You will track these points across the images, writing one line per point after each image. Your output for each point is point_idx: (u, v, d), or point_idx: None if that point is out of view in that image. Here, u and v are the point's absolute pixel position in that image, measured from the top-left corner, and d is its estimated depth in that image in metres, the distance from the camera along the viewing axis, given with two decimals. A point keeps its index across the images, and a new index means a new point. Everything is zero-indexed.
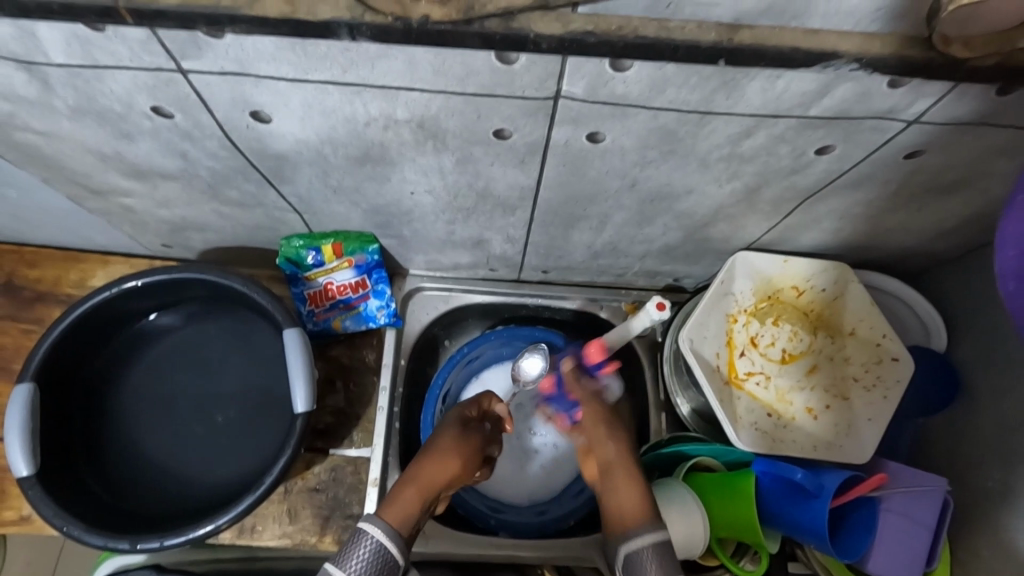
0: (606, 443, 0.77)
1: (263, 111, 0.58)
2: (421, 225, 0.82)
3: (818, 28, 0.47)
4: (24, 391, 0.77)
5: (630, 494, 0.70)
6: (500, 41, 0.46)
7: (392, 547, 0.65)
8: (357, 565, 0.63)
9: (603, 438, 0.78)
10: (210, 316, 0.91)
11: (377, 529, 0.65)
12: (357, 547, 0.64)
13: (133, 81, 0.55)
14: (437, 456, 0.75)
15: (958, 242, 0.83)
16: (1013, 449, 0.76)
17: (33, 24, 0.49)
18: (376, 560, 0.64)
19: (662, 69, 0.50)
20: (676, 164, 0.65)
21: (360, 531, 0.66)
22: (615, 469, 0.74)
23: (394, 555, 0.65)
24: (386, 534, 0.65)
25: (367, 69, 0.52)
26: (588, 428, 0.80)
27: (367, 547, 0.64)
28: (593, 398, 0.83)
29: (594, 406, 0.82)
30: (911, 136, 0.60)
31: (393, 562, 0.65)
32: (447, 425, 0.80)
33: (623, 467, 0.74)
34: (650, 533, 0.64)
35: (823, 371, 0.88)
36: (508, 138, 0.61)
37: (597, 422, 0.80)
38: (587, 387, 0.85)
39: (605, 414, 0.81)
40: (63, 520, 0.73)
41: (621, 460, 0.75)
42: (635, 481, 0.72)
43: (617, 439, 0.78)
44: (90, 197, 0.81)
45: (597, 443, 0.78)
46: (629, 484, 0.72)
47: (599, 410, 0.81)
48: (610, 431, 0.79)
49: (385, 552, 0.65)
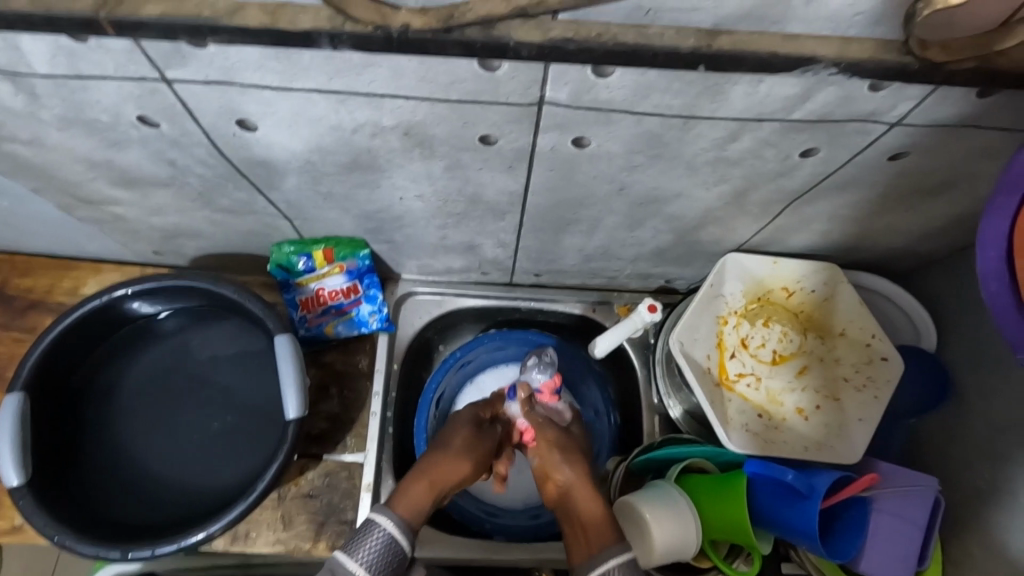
0: (561, 468, 0.79)
1: (250, 119, 0.58)
2: (412, 231, 0.83)
3: (796, 33, 0.47)
4: (15, 400, 0.77)
5: (592, 517, 0.72)
6: (481, 48, 0.46)
7: (401, 540, 0.67)
8: (367, 556, 0.65)
9: (558, 462, 0.80)
10: (202, 322, 0.91)
11: (388, 520, 0.68)
12: (367, 539, 0.67)
13: (119, 91, 0.55)
14: (444, 455, 0.79)
15: (947, 242, 0.83)
16: (1002, 447, 0.76)
17: (16, 36, 0.49)
18: (385, 552, 0.66)
19: (644, 75, 0.51)
20: (663, 168, 0.65)
21: (371, 524, 0.68)
22: (575, 492, 0.76)
23: (403, 548, 0.68)
24: (396, 526, 0.68)
25: (350, 78, 0.52)
26: (542, 453, 0.82)
27: (378, 539, 0.67)
28: (547, 424, 0.84)
29: (548, 432, 0.83)
30: (895, 138, 0.60)
31: (401, 555, 0.68)
32: (455, 424, 0.84)
33: (580, 490, 0.76)
34: (616, 556, 0.66)
35: (814, 372, 0.88)
36: (494, 144, 0.61)
37: (550, 446, 0.82)
38: (537, 417, 0.86)
39: (558, 438, 0.83)
40: (54, 529, 0.73)
41: (578, 482, 0.77)
42: (596, 504, 0.74)
43: (571, 463, 0.80)
44: (80, 206, 0.81)
45: (552, 469, 0.80)
46: (591, 506, 0.74)
47: (552, 435, 0.83)
48: (564, 455, 0.81)
49: (395, 545, 0.67)
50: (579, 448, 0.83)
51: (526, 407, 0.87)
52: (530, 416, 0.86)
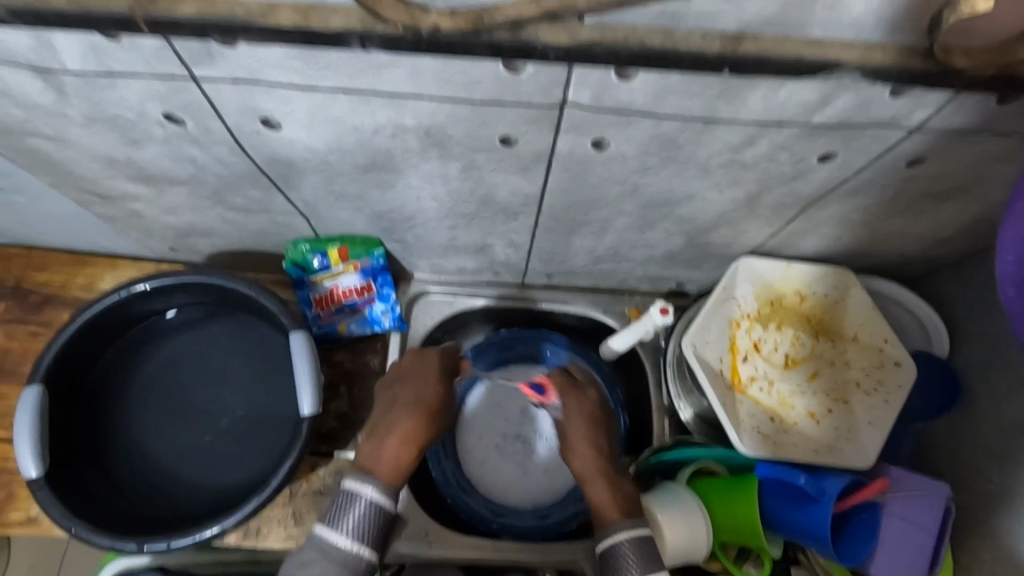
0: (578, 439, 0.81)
1: (272, 117, 0.59)
2: (425, 230, 0.83)
3: (818, 39, 0.47)
4: (34, 392, 0.78)
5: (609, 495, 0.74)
6: (507, 50, 0.47)
7: (385, 503, 0.69)
8: (354, 528, 0.67)
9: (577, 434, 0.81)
10: (215, 319, 0.91)
11: (371, 487, 0.69)
12: (352, 510, 0.68)
13: (145, 89, 0.56)
14: (412, 412, 0.78)
15: (959, 248, 0.83)
16: (1015, 453, 0.76)
17: (48, 34, 0.50)
18: (371, 519, 0.68)
19: (665, 78, 0.51)
20: (679, 171, 0.65)
21: (354, 494, 0.69)
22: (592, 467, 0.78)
23: (388, 510, 0.69)
24: (379, 491, 0.69)
25: (373, 77, 0.53)
26: (567, 420, 0.83)
27: (360, 510, 0.68)
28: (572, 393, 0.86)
29: (573, 402, 0.85)
30: (912, 144, 0.60)
31: (387, 517, 0.69)
32: (421, 376, 0.82)
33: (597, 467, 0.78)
34: (628, 531, 0.69)
35: (825, 376, 0.88)
36: (513, 145, 0.62)
37: (577, 413, 0.83)
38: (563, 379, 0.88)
39: (583, 409, 0.84)
40: (70, 521, 0.74)
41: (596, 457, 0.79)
42: (613, 482, 0.76)
43: (591, 436, 0.81)
44: (99, 202, 0.82)
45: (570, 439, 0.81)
46: (606, 483, 0.76)
47: (579, 406, 0.84)
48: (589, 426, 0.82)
49: (378, 508, 0.69)
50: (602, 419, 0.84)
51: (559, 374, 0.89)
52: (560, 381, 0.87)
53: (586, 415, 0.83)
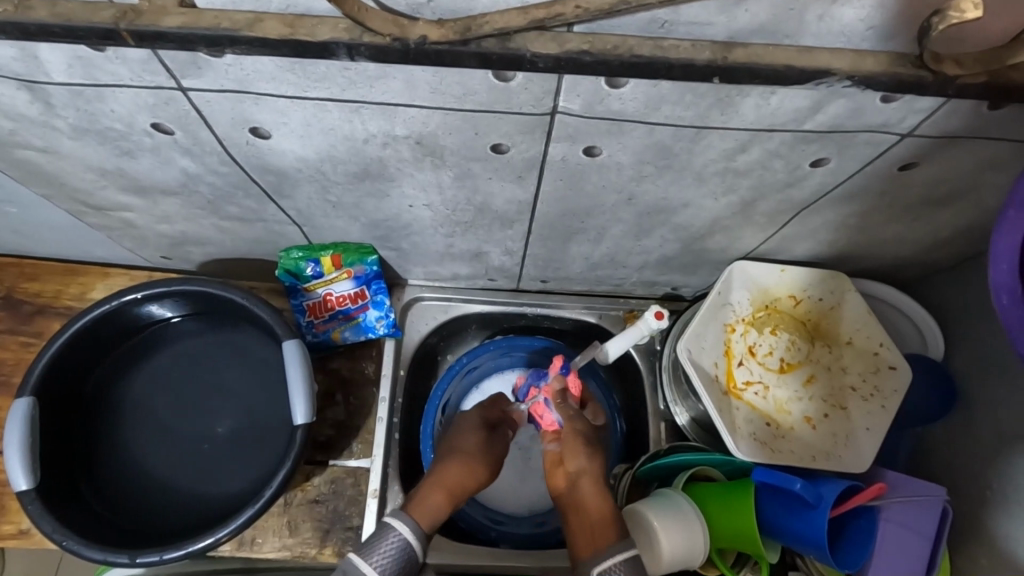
0: (577, 458, 0.80)
1: (263, 127, 0.59)
2: (420, 237, 0.83)
3: (809, 46, 0.47)
4: (24, 404, 0.78)
5: (603, 516, 0.74)
6: (497, 60, 0.46)
7: (415, 544, 0.69)
8: (381, 561, 0.67)
9: (579, 452, 0.80)
10: (208, 328, 0.91)
11: (404, 526, 0.70)
12: (382, 543, 0.69)
13: (134, 100, 0.56)
14: (457, 462, 0.82)
15: (953, 252, 0.83)
16: (1011, 458, 0.76)
17: (35, 46, 0.49)
18: (400, 557, 0.68)
19: (657, 87, 0.51)
20: (673, 178, 0.65)
21: (388, 528, 0.70)
22: (585, 488, 0.77)
23: (417, 553, 0.70)
24: (413, 532, 0.70)
25: (364, 88, 0.52)
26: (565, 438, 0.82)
27: (392, 543, 0.69)
28: (575, 416, 0.84)
29: (575, 424, 0.83)
30: (905, 149, 0.60)
31: (414, 559, 0.69)
32: (472, 430, 0.86)
33: (592, 483, 0.78)
34: (622, 552, 0.69)
35: (821, 381, 0.88)
36: (505, 154, 0.61)
37: (576, 433, 0.82)
38: (569, 410, 0.85)
39: (584, 429, 0.83)
40: (62, 534, 0.73)
41: (592, 476, 0.79)
42: (604, 502, 0.76)
43: (588, 455, 0.80)
44: (91, 212, 0.81)
45: (570, 456, 0.81)
46: (599, 504, 0.75)
47: (577, 428, 0.83)
48: (585, 450, 0.81)
49: (410, 550, 0.69)
50: (597, 441, 0.84)
51: (559, 398, 0.87)
52: (563, 410, 0.85)
53: (579, 432, 0.83)
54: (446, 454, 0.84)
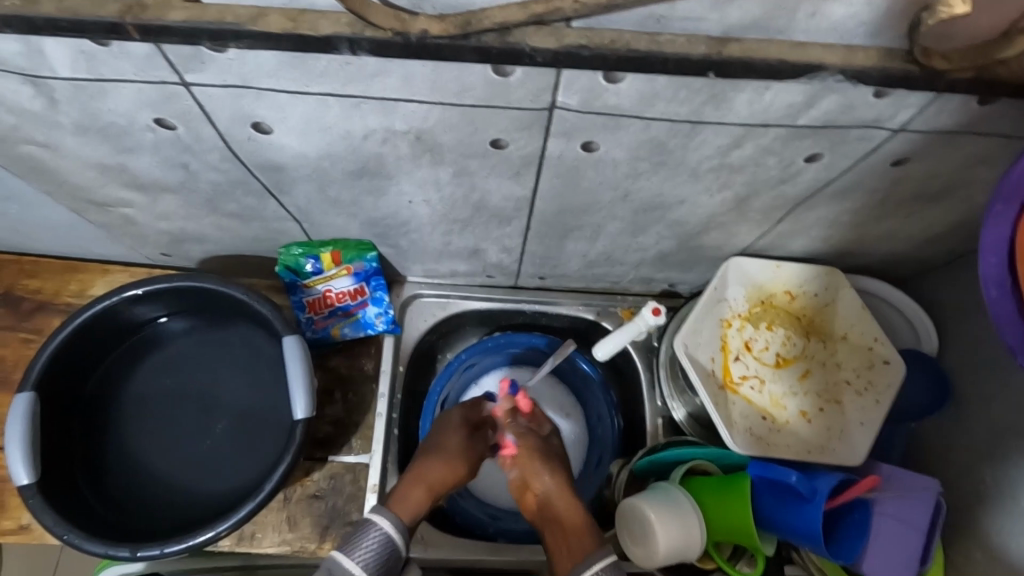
0: (540, 476, 0.82)
1: (264, 123, 0.59)
2: (418, 234, 0.83)
3: (803, 42, 0.48)
4: (26, 399, 0.78)
5: (577, 526, 0.76)
6: (496, 54, 0.47)
7: (397, 539, 0.72)
8: (365, 556, 0.69)
9: (538, 471, 0.83)
10: (209, 324, 0.91)
11: (385, 520, 0.72)
12: (366, 539, 0.71)
13: (137, 95, 0.56)
14: (436, 460, 0.82)
15: (946, 248, 0.85)
16: (1003, 451, 0.77)
17: (40, 42, 0.50)
18: (384, 551, 0.70)
19: (653, 82, 0.52)
20: (668, 175, 0.66)
21: (369, 523, 0.72)
22: (555, 502, 0.80)
23: (399, 548, 0.72)
24: (393, 526, 0.72)
25: (364, 82, 0.53)
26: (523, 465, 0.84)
27: (374, 539, 0.71)
28: (526, 434, 0.86)
29: (527, 442, 0.85)
30: (898, 145, 0.61)
31: (396, 554, 0.72)
32: (454, 428, 0.86)
33: (562, 498, 0.80)
34: (599, 560, 0.70)
35: (816, 376, 0.89)
36: (504, 149, 0.62)
37: (533, 455, 0.84)
38: (520, 429, 0.87)
39: (536, 446, 0.85)
40: (63, 528, 0.74)
41: (558, 490, 0.81)
42: (577, 513, 0.77)
43: (549, 470, 0.82)
44: (91, 209, 0.82)
45: (532, 476, 0.83)
46: (574, 515, 0.77)
47: (532, 444, 0.85)
48: (544, 466, 0.83)
49: (391, 543, 0.71)
50: (553, 453, 0.86)
51: (509, 418, 0.87)
52: (514, 430, 0.86)
53: (534, 451, 0.84)
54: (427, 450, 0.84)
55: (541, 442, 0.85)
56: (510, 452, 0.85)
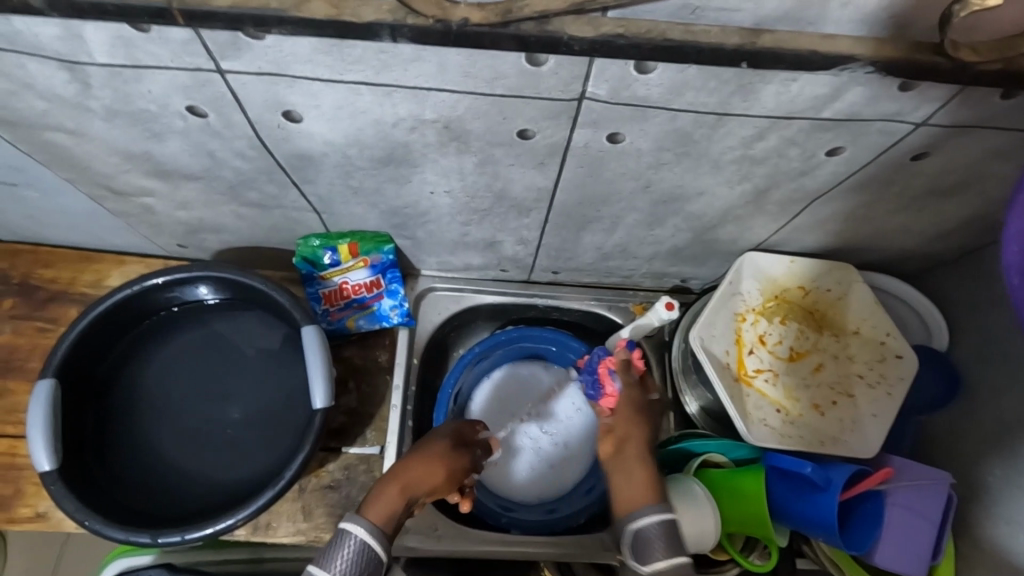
0: (630, 426, 0.81)
1: (295, 111, 0.60)
2: (436, 226, 0.84)
3: (832, 34, 0.49)
4: (46, 385, 0.78)
5: (646, 479, 0.75)
6: (534, 43, 0.48)
7: (375, 545, 0.67)
8: (342, 565, 0.66)
9: (631, 422, 0.82)
10: (226, 314, 0.92)
11: (359, 527, 0.67)
12: (341, 547, 0.67)
13: (171, 82, 0.57)
14: (416, 463, 0.76)
15: (958, 244, 0.86)
16: (1014, 443, 0.78)
17: (80, 26, 0.51)
18: (359, 559, 0.66)
19: (683, 72, 0.53)
20: (691, 165, 0.67)
21: (344, 532, 0.67)
22: (631, 455, 0.79)
23: (378, 554, 0.67)
24: (368, 532, 0.67)
25: (398, 71, 0.54)
26: (615, 410, 0.83)
27: (348, 549, 0.66)
28: (634, 386, 0.85)
29: (631, 395, 0.84)
30: (917, 138, 0.62)
31: (376, 559, 0.67)
32: (439, 437, 0.82)
33: (638, 451, 0.79)
34: (656, 514, 0.69)
35: (829, 369, 0.90)
36: (530, 139, 0.63)
37: (625, 404, 0.83)
38: (627, 382, 0.84)
39: (637, 399, 0.84)
40: (84, 514, 0.74)
41: (642, 445, 0.80)
42: (649, 468, 0.77)
43: (640, 424, 0.82)
44: (112, 198, 0.82)
45: (620, 425, 0.82)
46: (644, 469, 0.77)
47: (632, 397, 0.84)
48: (638, 420, 0.82)
49: (368, 550, 0.67)
50: (650, 411, 0.84)
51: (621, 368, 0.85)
52: (623, 379, 0.85)
53: (631, 403, 0.83)
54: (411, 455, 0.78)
55: (642, 398, 0.84)
56: (612, 402, 0.84)
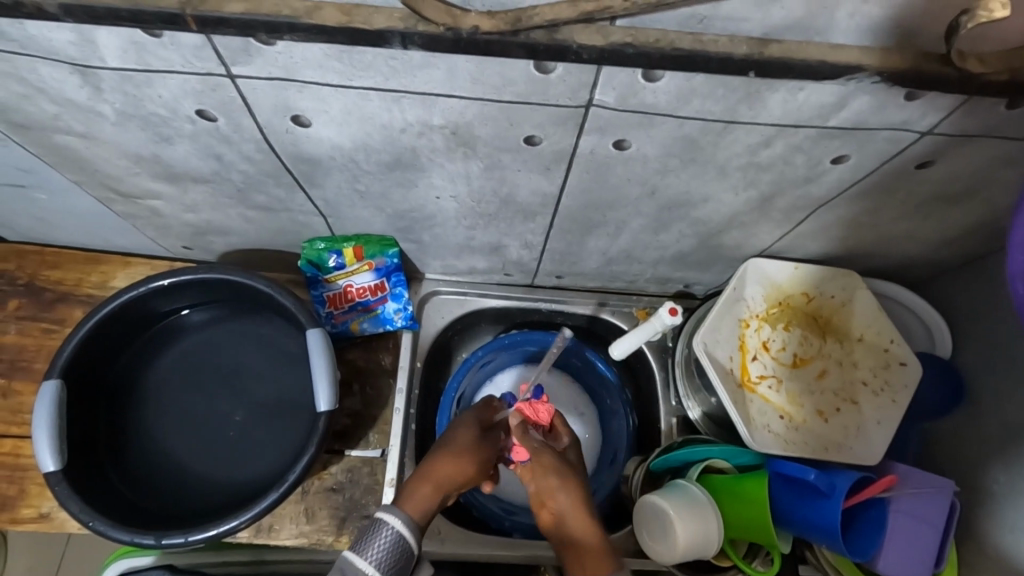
0: (556, 489, 0.79)
1: (304, 115, 0.61)
2: (442, 230, 0.85)
3: (839, 44, 0.50)
4: (52, 386, 0.79)
5: (594, 544, 0.73)
6: (543, 51, 0.49)
7: (409, 537, 0.67)
8: (376, 555, 0.65)
9: (553, 486, 0.79)
10: (231, 316, 0.92)
11: (396, 519, 0.68)
12: (377, 537, 0.66)
13: (181, 86, 0.58)
14: (447, 456, 0.76)
15: (962, 251, 0.86)
16: (1018, 451, 0.78)
17: (93, 31, 0.51)
18: (395, 550, 0.66)
19: (690, 80, 0.53)
20: (696, 172, 0.67)
21: (380, 522, 0.68)
22: (570, 519, 0.77)
23: (411, 546, 0.68)
24: (405, 525, 0.68)
25: (407, 77, 0.54)
26: (533, 480, 0.80)
27: (384, 538, 0.66)
28: (541, 450, 0.82)
29: (541, 458, 0.81)
30: (922, 147, 0.63)
31: (409, 550, 0.68)
32: (467, 424, 0.81)
33: (575, 515, 0.76)
34: None
35: (832, 376, 0.90)
36: (536, 145, 0.63)
37: (542, 471, 0.80)
38: (532, 444, 0.82)
39: (552, 460, 0.81)
40: (88, 515, 0.74)
41: (575, 504, 0.77)
42: (593, 532, 0.75)
43: (566, 487, 0.79)
44: (120, 200, 0.83)
45: (546, 490, 0.79)
46: (588, 533, 0.74)
47: (546, 458, 0.81)
48: (562, 483, 0.79)
49: (403, 541, 0.67)
50: (573, 467, 0.82)
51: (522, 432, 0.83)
52: (527, 444, 0.82)
53: (548, 468, 0.80)
54: (441, 445, 0.78)
55: (556, 457, 0.81)
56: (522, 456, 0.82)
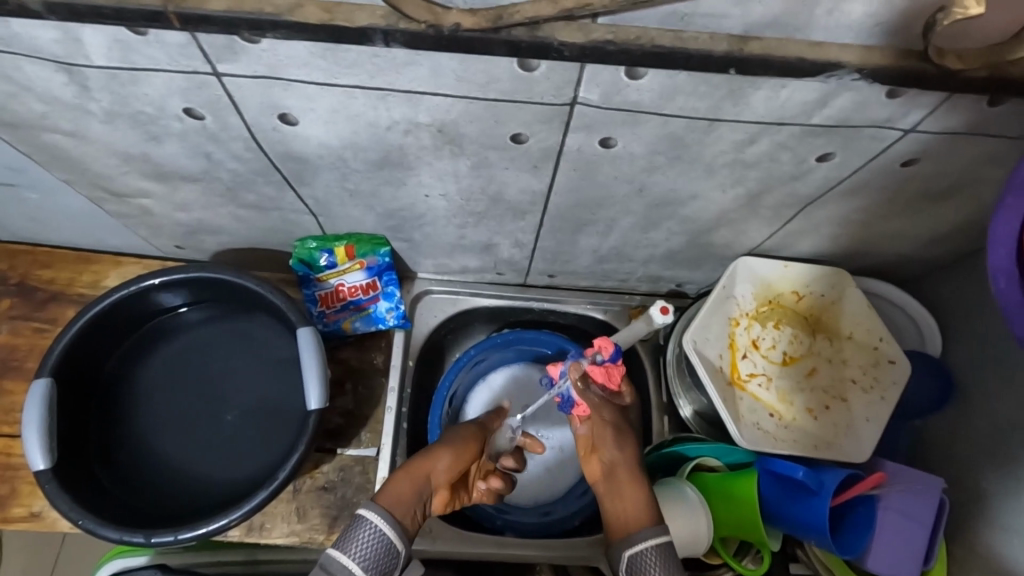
0: (609, 445, 0.76)
1: (291, 113, 0.61)
2: (433, 229, 0.85)
3: (820, 41, 0.50)
4: (41, 385, 0.79)
5: (636, 505, 0.70)
6: (525, 48, 0.49)
7: (392, 534, 0.65)
8: (357, 550, 0.63)
9: (608, 440, 0.76)
10: (223, 315, 0.92)
11: (377, 514, 0.65)
12: (357, 533, 0.64)
13: (168, 84, 0.58)
14: (434, 457, 0.76)
15: (951, 250, 0.86)
16: (1004, 448, 0.78)
17: (79, 29, 0.52)
18: (375, 546, 0.63)
19: (673, 77, 0.53)
20: (683, 170, 0.67)
21: (361, 519, 0.65)
22: (620, 475, 0.74)
23: (394, 542, 0.65)
24: (386, 520, 0.65)
25: (392, 75, 0.55)
26: (592, 429, 0.76)
27: (365, 534, 0.64)
28: (607, 402, 0.77)
29: (606, 410, 0.77)
30: (907, 145, 0.63)
31: (392, 548, 0.65)
32: (455, 433, 0.81)
33: (628, 470, 0.74)
34: (654, 536, 0.65)
35: (822, 373, 0.90)
36: (523, 143, 0.63)
37: (603, 424, 0.76)
38: (593, 398, 0.76)
39: (614, 416, 0.77)
40: (77, 513, 0.74)
41: (626, 464, 0.74)
42: (639, 493, 0.72)
43: (621, 443, 0.76)
44: (110, 199, 0.83)
45: (599, 442, 0.76)
46: (633, 495, 0.71)
47: (610, 412, 0.77)
48: (617, 438, 0.76)
49: (385, 538, 0.64)
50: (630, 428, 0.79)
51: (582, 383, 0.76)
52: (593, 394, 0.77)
53: (609, 421, 0.77)
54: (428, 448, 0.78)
55: (616, 412, 0.78)
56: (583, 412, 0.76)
